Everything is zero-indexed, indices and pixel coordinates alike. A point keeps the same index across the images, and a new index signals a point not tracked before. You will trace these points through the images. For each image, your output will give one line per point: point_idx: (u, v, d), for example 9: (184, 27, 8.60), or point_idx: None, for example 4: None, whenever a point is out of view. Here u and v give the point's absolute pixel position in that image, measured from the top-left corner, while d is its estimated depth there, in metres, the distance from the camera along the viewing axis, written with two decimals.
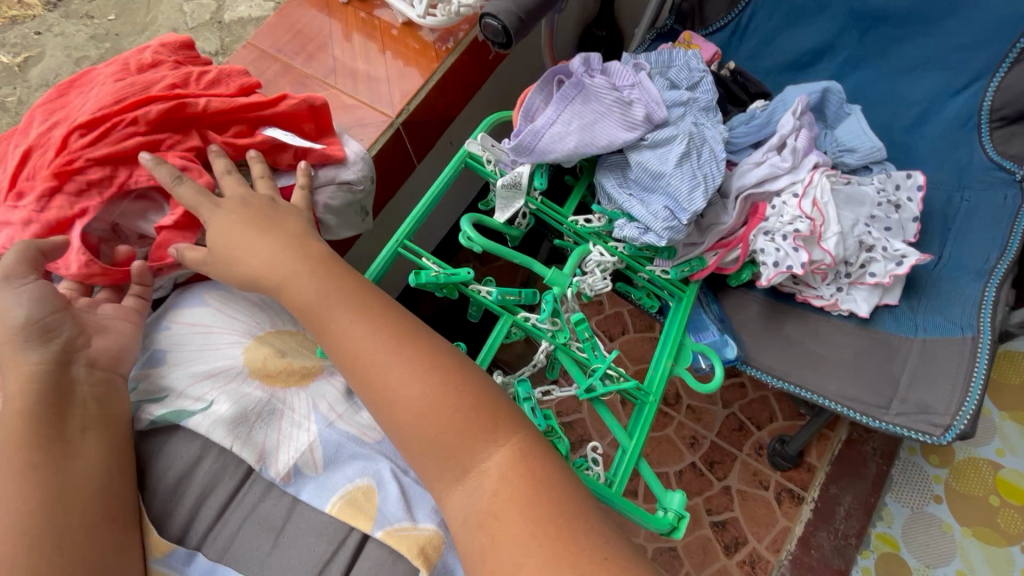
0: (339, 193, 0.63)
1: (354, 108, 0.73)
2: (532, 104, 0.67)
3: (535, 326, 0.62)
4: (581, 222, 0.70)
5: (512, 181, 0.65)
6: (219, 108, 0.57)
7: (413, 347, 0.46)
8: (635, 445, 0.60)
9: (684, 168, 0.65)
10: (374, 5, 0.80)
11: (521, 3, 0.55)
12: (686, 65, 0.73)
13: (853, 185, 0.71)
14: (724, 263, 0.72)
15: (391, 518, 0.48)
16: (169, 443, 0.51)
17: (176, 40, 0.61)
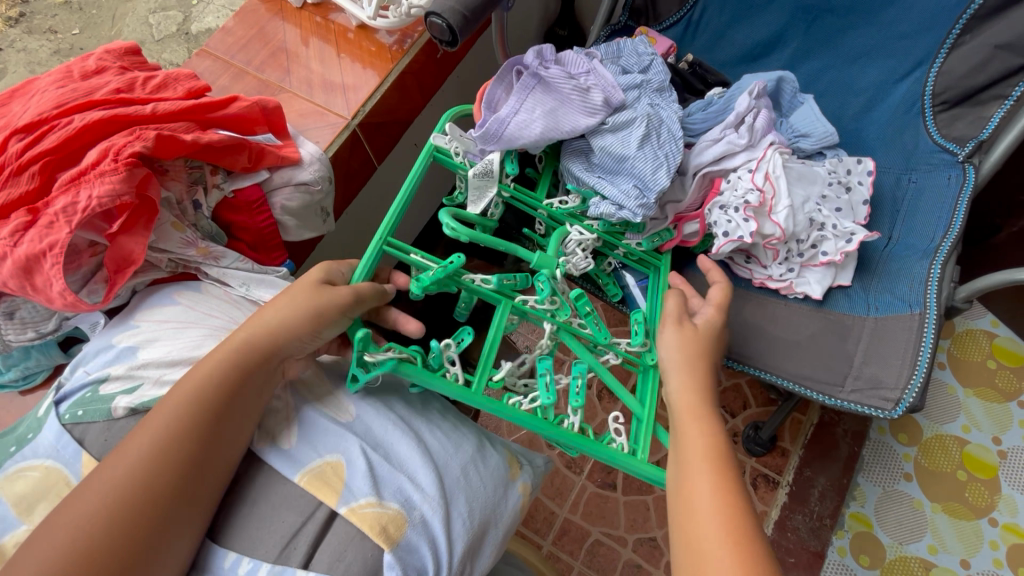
0: (296, 194, 0.66)
1: (310, 111, 0.74)
2: (493, 96, 0.68)
3: (534, 308, 0.62)
4: (555, 205, 0.71)
5: (484, 169, 0.65)
6: (168, 111, 0.56)
7: (712, 456, 0.50)
8: (648, 412, 0.64)
9: (646, 149, 0.67)
10: (329, 9, 0.80)
11: (465, 2, 0.56)
12: (634, 52, 0.75)
13: (805, 164, 0.73)
14: (687, 236, 0.74)
15: (356, 494, 0.54)
16: None
17: (120, 46, 0.61)
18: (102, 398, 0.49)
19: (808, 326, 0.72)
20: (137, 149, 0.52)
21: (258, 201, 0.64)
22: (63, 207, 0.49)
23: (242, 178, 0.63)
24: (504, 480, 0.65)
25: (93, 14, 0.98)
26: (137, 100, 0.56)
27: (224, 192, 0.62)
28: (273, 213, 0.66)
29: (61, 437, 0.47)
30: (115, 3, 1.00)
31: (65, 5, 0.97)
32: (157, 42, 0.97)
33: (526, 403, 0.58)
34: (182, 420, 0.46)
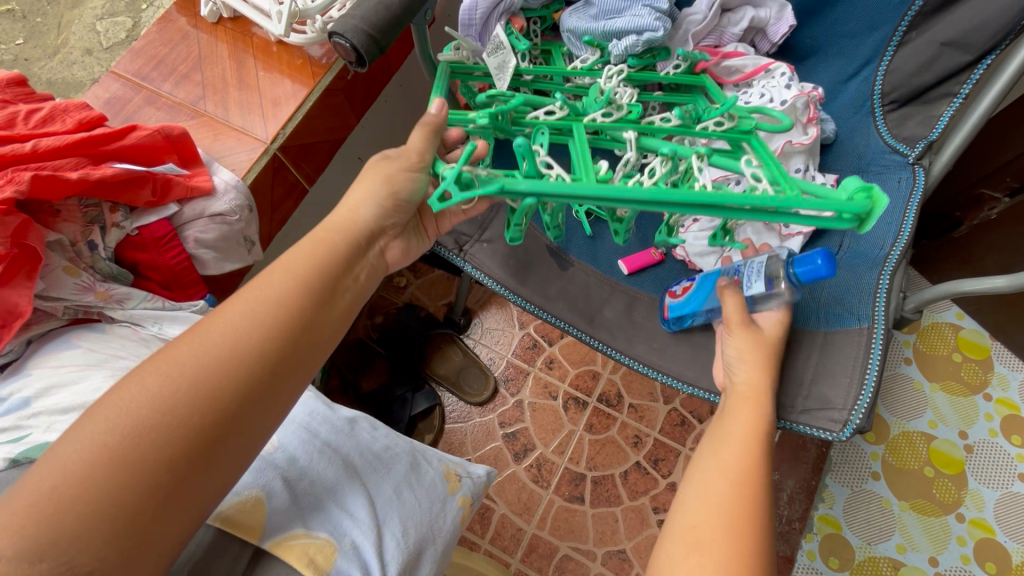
0: (213, 226, 0.62)
1: (227, 135, 0.69)
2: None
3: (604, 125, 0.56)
4: (578, 66, 0.69)
5: (495, 43, 0.63)
6: (50, 146, 0.52)
7: (750, 429, 0.57)
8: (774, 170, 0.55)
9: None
10: (249, 22, 0.74)
11: (371, 21, 0.52)
12: None
13: (756, 86, 0.73)
14: (722, 71, 0.74)
15: (282, 528, 0.51)
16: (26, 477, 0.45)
17: (5, 75, 0.57)
18: None
19: None
20: (9, 195, 0.47)
21: (167, 235, 0.60)
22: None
23: (147, 214, 0.58)
24: (441, 493, 0.63)
25: (37, 21, 0.94)
26: (15, 137, 0.52)
27: (125, 230, 0.57)
28: (185, 247, 0.61)
29: None
30: (60, 8, 0.95)
31: (7, 13, 0.93)
32: (104, 51, 0.93)
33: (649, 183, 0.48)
34: (209, 381, 0.41)
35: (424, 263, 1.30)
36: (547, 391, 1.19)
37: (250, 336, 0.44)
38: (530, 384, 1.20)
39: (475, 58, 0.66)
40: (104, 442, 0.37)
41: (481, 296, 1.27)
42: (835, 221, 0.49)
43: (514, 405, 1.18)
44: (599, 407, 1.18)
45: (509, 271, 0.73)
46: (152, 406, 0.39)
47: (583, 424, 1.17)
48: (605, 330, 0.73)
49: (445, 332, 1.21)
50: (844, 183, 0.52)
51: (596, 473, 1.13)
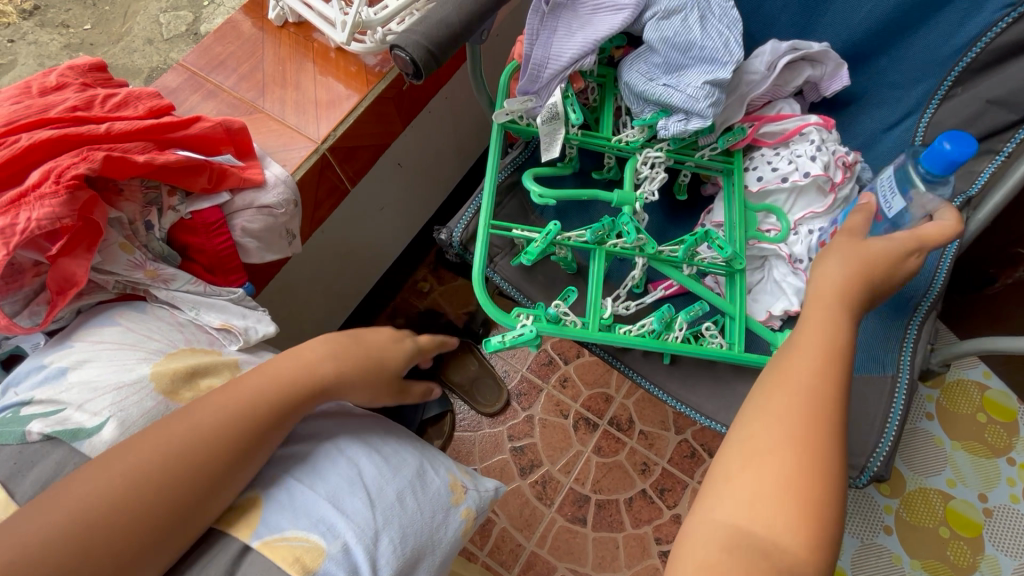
0: (259, 217, 0.65)
1: (282, 132, 0.72)
2: (532, 32, 0.68)
3: (624, 249, 0.68)
4: (623, 139, 0.72)
5: (551, 114, 0.68)
6: (123, 130, 0.55)
7: (824, 366, 0.49)
8: (741, 310, 0.70)
9: (696, 60, 0.68)
10: (312, 28, 0.78)
11: (432, 37, 0.55)
12: (683, 17, 0.68)
13: (789, 150, 0.73)
14: (763, 134, 0.75)
15: (273, 528, 0.52)
16: (57, 453, 0.47)
17: (85, 62, 0.61)
18: (20, 420, 0.48)
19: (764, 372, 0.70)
20: (81, 171, 0.50)
21: (218, 223, 0.62)
22: (1, 228, 0.47)
23: (201, 201, 0.61)
24: (444, 505, 0.61)
25: (105, 10, 1.00)
26: (91, 119, 0.55)
27: (180, 213, 0.60)
28: (232, 235, 0.63)
29: None
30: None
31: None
32: (165, 41, 0.99)
33: (635, 330, 0.66)
34: (185, 462, 0.46)
35: (448, 271, 1.31)
36: (559, 408, 1.20)
37: (230, 421, 0.49)
38: (542, 401, 1.20)
39: (529, 117, 0.70)
40: (79, 516, 0.42)
41: None
42: None
43: (524, 420, 1.19)
44: (609, 431, 1.18)
45: (537, 286, 0.75)
46: (132, 485, 0.44)
47: (591, 445, 1.16)
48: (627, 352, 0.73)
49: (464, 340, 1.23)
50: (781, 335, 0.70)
51: (600, 497, 1.12)
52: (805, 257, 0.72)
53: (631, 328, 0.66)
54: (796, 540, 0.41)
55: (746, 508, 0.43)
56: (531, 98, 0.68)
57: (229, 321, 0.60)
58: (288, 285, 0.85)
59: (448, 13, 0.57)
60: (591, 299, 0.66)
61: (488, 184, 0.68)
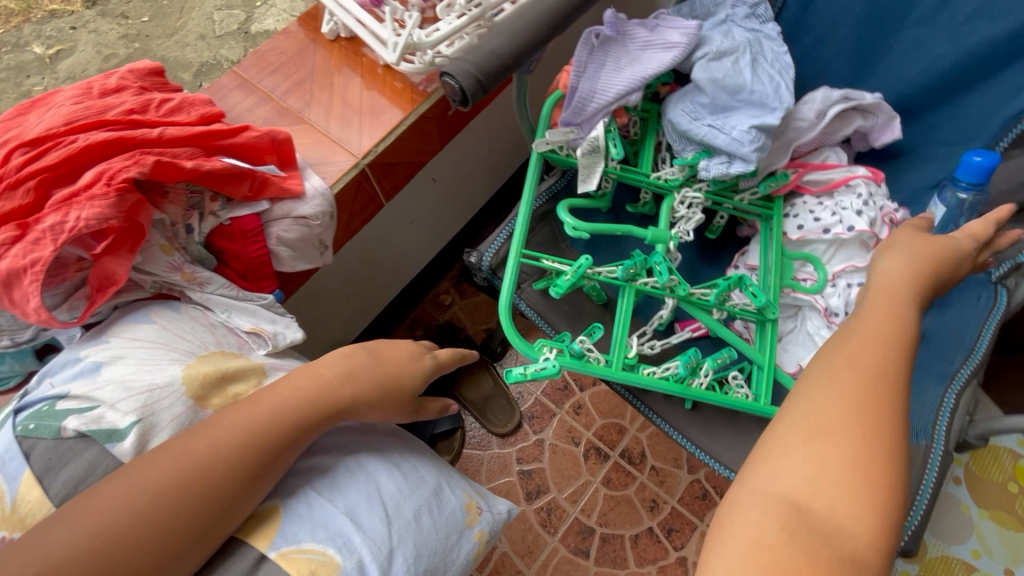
0: (295, 227, 0.65)
1: (324, 145, 0.73)
2: (579, 65, 0.67)
3: (654, 288, 0.67)
4: (662, 176, 0.72)
5: (591, 147, 0.68)
6: (175, 135, 0.57)
7: (888, 345, 0.45)
8: (770, 361, 0.68)
9: (742, 103, 0.67)
10: (362, 43, 0.80)
11: (482, 66, 0.56)
12: (732, 61, 0.68)
13: (834, 201, 0.72)
14: (805, 182, 0.74)
15: (291, 539, 0.52)
16: (90, 453, 0.48)
17: (144, 66, 0.62)
18: (57, 415, 0.49)
19: None
20: (132, 175, 0.51)
21: (254, 230, 0.63)
22: (51, 224, 0.49)
23: (241, 207, 0.62)
24: (459, 527, 0.60)
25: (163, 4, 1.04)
26: (145, 123, 0.57)
27: (220, 219, 0.61)
28: (267, 243, 0.64)
29: (10, 449, 0.48)
30: None
31: None
32: (217, 38, 1.01)
33: (659, 372, 0.65)
34: (201, 481, 0.47)
35: (471, 286, 1.31)
36: (570, 435, 1.18)
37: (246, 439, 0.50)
38: (554, 426, 1.19)
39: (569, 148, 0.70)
40: (95, 533, 0.42)
41: None
42: None
43: (535, 444, 1.17)
44: (620, 463, 1.15)
45: (563, 317, 0.74)
46: (146, 503, 0.44)
47: (600, 477, 1.14)
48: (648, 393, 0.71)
49: (480, 357, 1.22)
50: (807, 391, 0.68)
51: (605, 530, 1.10)
52: (842, 311, 0.70)
53: (655, 370, 0.65)
54: (858, 527, 0.37)
55: (805, 483, 0.39)
56: (573, 129, 0.68)
57: (260, 326, 0.60)
58: (315, 292, 0.86)
59: (501, 43, 0.57)
60: (617, 336, 0.65)
61: (522, 212, 0.67)
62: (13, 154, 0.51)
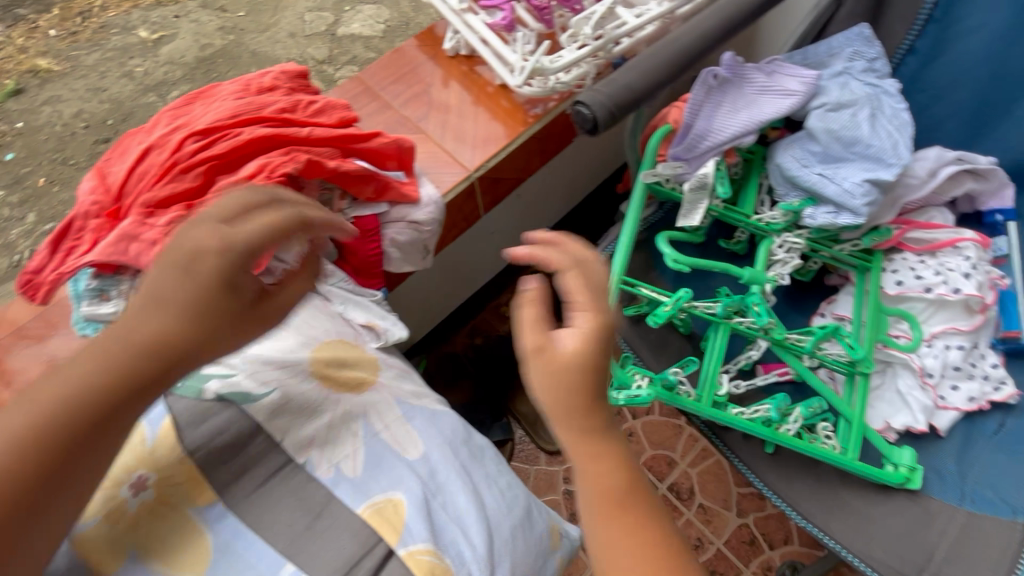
0: (407, 231, 0.69)
1: (438, 155, 0.77)
2: (694, 104, 0.69)
3: (748, 328, 0.67)
4: (764, 219, 0.73)
5: (699, 183, 0.69)
6: (321, 136, 0.61)
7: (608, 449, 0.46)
8: (860, 415, 0.67)
9: (857, 156, 0.68)
10: (478, 61, 0.84)
11: (615, 98, 0.58)
12: (851, 113, 0.69)
13: (938, 260, 0.71)
14: (909, 240, 0.74)
15: (414, 537, 0.54)
16: (226, 413, 0.57)
17: (294, 68, 0.67)
18: (202, 377, 0.58)
19: (874, 487, 0.67)
20: (289, 170, 0.56)
21: (372, 231, 0.67)
22: (215, 207, 0.53)
23: (364, 207, 0.66)
24: (546, 550, 0.62)
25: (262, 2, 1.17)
26: (296, 122, 0.61)
27: (346, 217, 0.65)
28: (381, 244, 0.68)
29: (158, 398, 0.56)
30: None
31: None
32: (306, 37, 1.12)
33: (748, 414, 0.65)
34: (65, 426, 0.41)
35: None
36: None
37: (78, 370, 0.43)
38: None
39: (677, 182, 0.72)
40: None
41: None
42: (887, 477, 0.65)
43: None
44: (667, 496, 1.14)
45: (648, 346, 0.75)
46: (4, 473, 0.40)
47: None
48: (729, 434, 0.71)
49: None
50: (900, 450, 0.67)
51: None
52: (937, 372, 0.69)
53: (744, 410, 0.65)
54: None
55: None
56: (683, 165, 0.70)
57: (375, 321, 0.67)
58: None
59: (633, 79, 0.60)
60: (709, 372, 0.66)
61: (625, 241, 0.69)
62: (185, 139, 0.56)
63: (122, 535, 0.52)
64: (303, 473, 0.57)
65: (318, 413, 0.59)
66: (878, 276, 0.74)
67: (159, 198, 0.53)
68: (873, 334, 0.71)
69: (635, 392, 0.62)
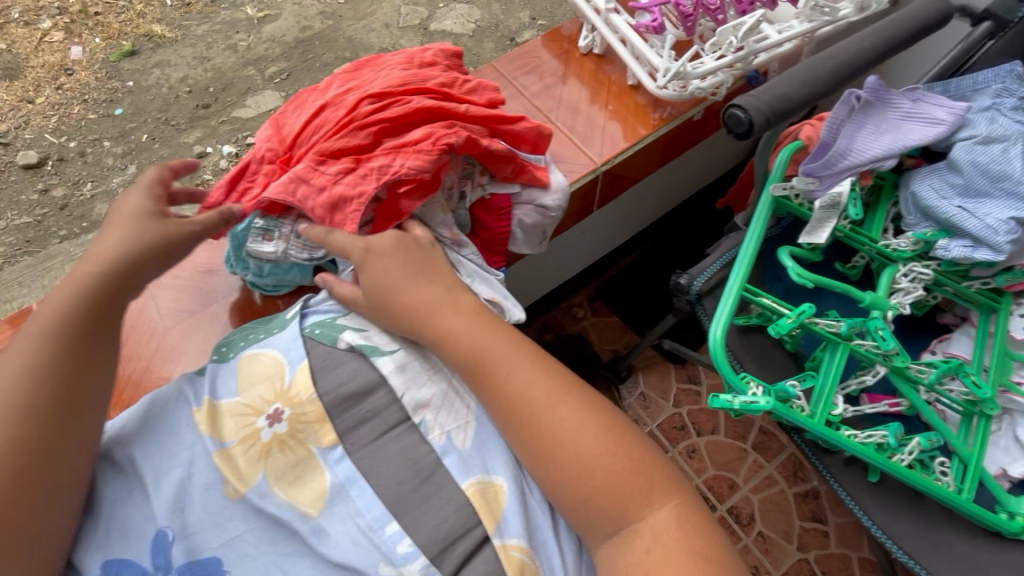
0: (534, 214, 0.70)
1: (566, 146, 0.80)
2: (836, 121, 0.69)
3: (869, 352, 0.66)
4: (890, 246, 0.72)
5: (830, 202, 0.70)
6: (476, 114, 0.63)
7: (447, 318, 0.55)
8: (978, 458, 0.65)
9: (1003, 192, 0.66)
10: (607, 63, 0.87)
11: (771, 106, 0.59)
12: (1002, 149, 0.67)
13: None
14: None
15: (511, 532, 0.51)
16: (354, 364, 0.55)
17: (450, 49, 0.71)
18: (338, 327, 0.58)
19: (985, 533, 0.65)
20: (452, 141, 0.58)
21: (505, 209, 0.69)
22: (380, 165, 0.57)
23: (501, 185, 0.69)
24: None
25: None
26: (454, 97, 0.64)
27: (484, 192, 0.68)
28: (511, 223, 0.70)
29: (294, 339, 0.56)
30: None
31: None
32: None
33: (860, 437, 0.64)
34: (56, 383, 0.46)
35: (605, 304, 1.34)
36: None
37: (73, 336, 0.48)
38: None
39: (805, 199, 0.72)
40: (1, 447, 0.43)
41: (648, 358, 1.27)
42: (1002, 525, 0.63)
43: None
44: (726, 519, 1.12)
45: (753, 357, 0.75)
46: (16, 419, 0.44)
47: None
48: (832, 458, 0.70)
49: (605, 376, 1.23)
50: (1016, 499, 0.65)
51: None
52: None
53: (857, 434, 0.64)
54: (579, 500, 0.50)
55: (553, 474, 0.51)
56: (816, 183, 0.70)
57: (498, 297, 0.64)
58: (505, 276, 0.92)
59: (790, 89, 0.60)
60: (825, 390, 0.65)
61: (750, 248, 0.68)
62: (360, 102, 0.60)
63: (251, 460, 0.51)
64: (416, 435, 0.54)
65: (436, 379, 0.56)
66: (1006, 318, 0.71)
67: (331, 150, 0.57)
68: (997, 377, 0.69)
69: (752, 400, 0.62)
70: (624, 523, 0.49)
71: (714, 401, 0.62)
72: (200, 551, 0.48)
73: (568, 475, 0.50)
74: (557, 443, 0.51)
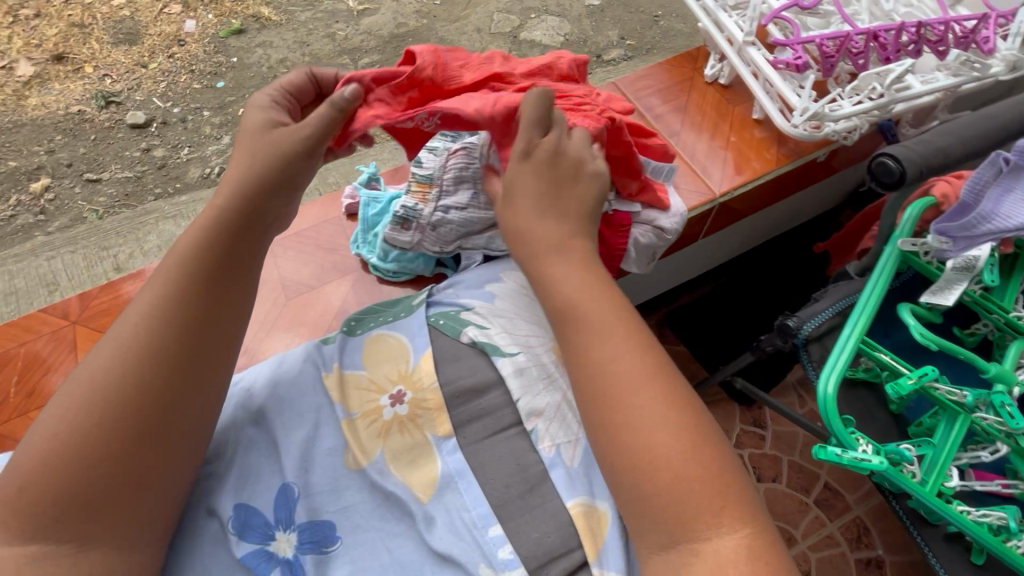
0: (650, 234, 0.71)
1: (685, 172, 0.80)
2: (979, 182, 0.66)
3: (990, 426, 0.63)
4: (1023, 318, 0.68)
5: (965, 264, 0.67)
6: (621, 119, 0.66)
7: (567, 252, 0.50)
8: None
9: None
10: (732, 95, 0.86)
11: (925, 159, 0.58)
12: None
13: None
14: None
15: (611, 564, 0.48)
16: (473, 360, 0.57)
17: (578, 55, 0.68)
18: (460, 321, 0.59)
19: None
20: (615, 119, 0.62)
21: (624, 226, 0.69)
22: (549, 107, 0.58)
23: (624, 203, 0.70)
24: None
25: None
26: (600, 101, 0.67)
27: (609, 207, 0.68)
28: (627, 241, 0.70)
29: (421, 327, 0.59)
30: None
31: None
32: None
33: (973, 515, 0.61)
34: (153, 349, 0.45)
35: None
36: None
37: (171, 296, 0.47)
38: None
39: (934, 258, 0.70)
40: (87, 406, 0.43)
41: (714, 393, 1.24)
42: None
43: None
44: None
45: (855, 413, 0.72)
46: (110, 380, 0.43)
47: None
48: (934, 532, 0.66)
49: None
50: None
51: None
52: None
53: (971, 512, 0.61)
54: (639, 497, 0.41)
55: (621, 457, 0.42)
56: (948, 243, 0.67)
57: None
58: None
59: (946, 145, 0.59)
60: (940, 460, 0.62)
61: (870, 300, 0.67)
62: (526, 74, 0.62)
63: (372, 436, 0.54)
64: (525, 442, 0.54)
65: (551, 387, 0.56)
66: None
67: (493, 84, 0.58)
68: None
69: (862, 459, 0.60)
70: (683, 541, 0.39)
71: (819, 452, 0.60)
72: (319, 514, 0.51)
73: (629, 459, 0.41)
74: (626, 417, 0.42)
